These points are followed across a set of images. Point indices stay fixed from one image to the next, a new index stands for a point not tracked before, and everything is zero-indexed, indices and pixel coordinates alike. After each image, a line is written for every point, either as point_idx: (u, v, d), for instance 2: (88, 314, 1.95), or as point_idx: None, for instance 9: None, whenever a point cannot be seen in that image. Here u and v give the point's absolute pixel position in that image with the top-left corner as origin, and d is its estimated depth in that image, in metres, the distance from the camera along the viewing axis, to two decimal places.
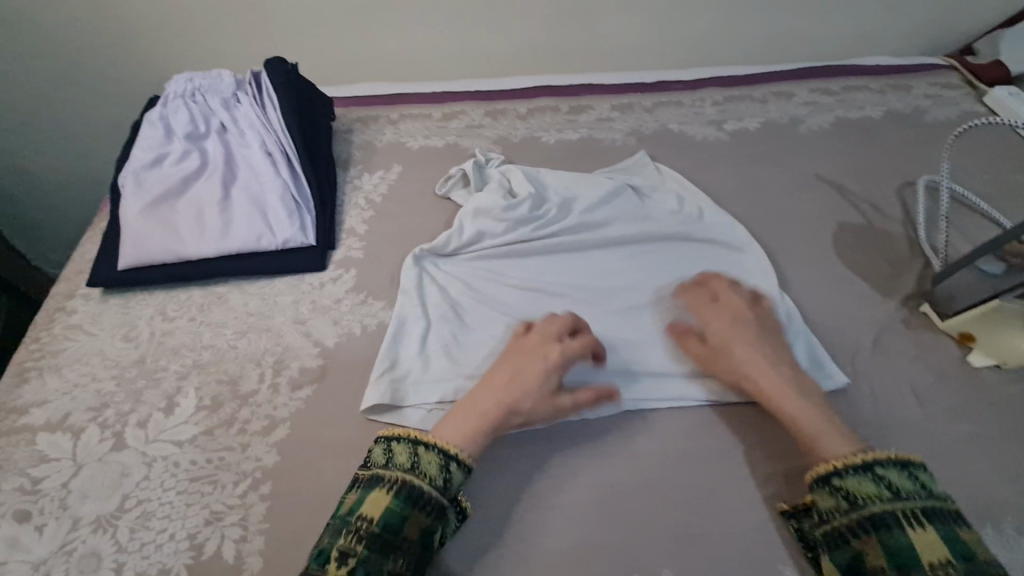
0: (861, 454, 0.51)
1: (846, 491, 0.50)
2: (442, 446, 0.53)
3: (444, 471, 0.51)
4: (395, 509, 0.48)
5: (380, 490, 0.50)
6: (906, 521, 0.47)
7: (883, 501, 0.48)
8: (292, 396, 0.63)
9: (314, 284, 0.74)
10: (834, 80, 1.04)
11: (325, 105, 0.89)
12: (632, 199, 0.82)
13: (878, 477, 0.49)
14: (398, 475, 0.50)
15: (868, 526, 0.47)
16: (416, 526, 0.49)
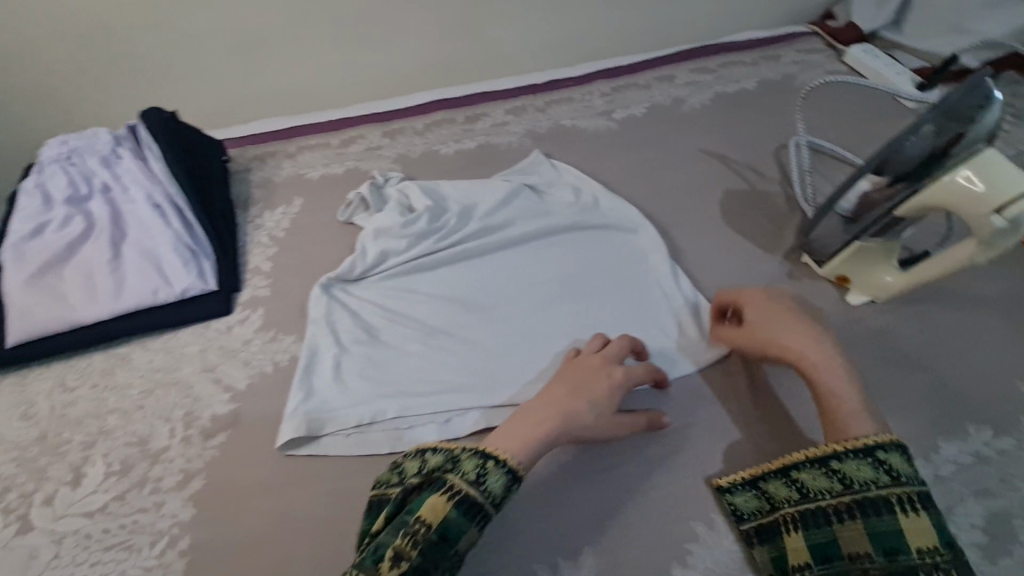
0: (867, 437, 0.52)
1: (843, 474, 0.52)
2: (510, 462, 0.51)
3: (506, 490, 0.50)
4: (455, 522, 0.48)
5: (448, 497, 0.49)
6: (900, 507, 0.48)
7: (878, 485, 0.50)
8: (205, 445, 0.63)
9: (221, 328, 0.73)
10: (711, 58, 1.11)
11: (214, 149, 0.88)
12: (530, 198, 0.85)
13: (878, 461, 0.50)
14: (468, 487, 0.49)
15: (860, 509, 0.50)
16: (466, 541, 0.48)
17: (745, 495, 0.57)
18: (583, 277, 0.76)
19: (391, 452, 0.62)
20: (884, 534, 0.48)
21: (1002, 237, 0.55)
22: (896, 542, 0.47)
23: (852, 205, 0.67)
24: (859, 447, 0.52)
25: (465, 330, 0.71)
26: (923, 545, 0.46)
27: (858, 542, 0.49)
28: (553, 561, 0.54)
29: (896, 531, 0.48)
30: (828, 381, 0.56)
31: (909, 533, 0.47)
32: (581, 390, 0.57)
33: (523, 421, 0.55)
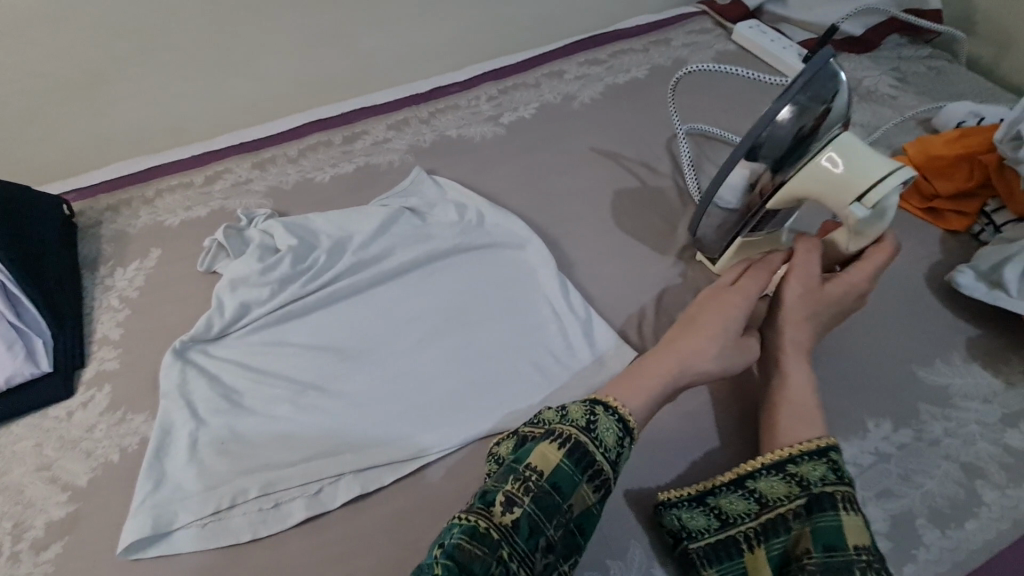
0: (822, 438, 0.51)
1: (799, 476, 0.50)
2: (620, 410, 0.50)
3: (619, 443, 0.48)
4: (575, 471, 0.45)
5: (562, 445, 0.45)
6: (843, 504, 0.47)
7: (827, 483, 0.48)
8: (36, 560, 0.54)
9: (61, 415, 0.64)
10: (600, 48, 1.06)
11: (49, 207, 0.78)
12: (411, 222, 0.78)
13: (831, 462, 0.49)
14: (582, 435, 0.47)
15: (810, 510, 0.48)
16: (579, 497, 0.45)
17: (694, 511, 0.52)
18: (469, 306, 0.70)
19: (255, 538, 0.55)
20: (825, 531, 0.46)
21: (868, 225, 0.55)
22: (838, 541, 0.46)
23: (735, 198, 0.60)
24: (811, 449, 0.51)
25: (339, 382, 0.64)
26: (861, 542, 0.45)
27: (803, 543, 0.47)
28: None
29: (837, 528, 0.46)
30: (794, 377, 0.56)
31: (849, 530, 0.46)
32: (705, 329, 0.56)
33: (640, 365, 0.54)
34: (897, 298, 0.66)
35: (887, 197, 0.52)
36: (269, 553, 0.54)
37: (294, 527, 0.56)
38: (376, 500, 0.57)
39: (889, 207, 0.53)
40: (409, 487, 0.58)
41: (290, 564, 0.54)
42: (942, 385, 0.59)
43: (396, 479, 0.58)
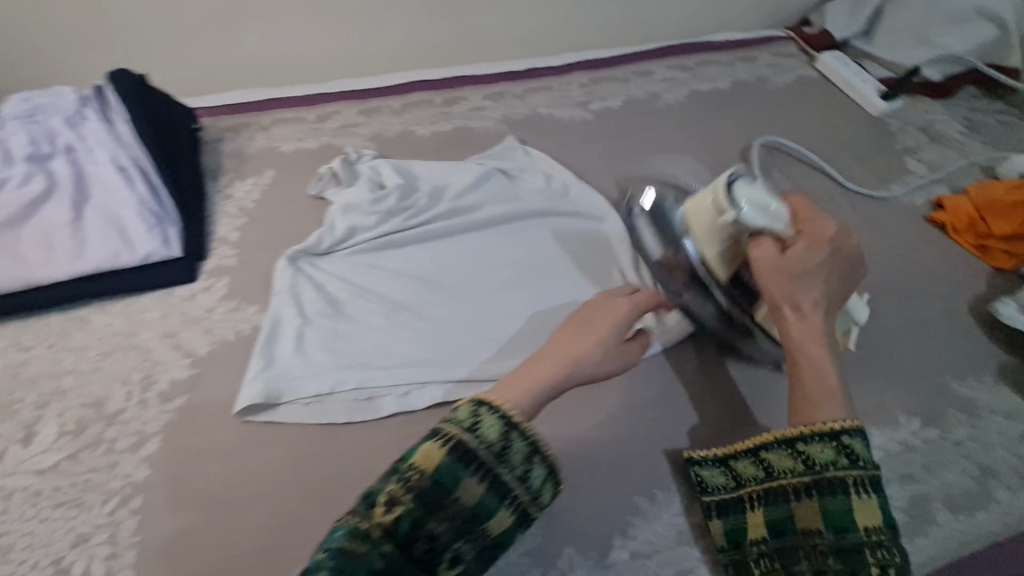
0: (840, 421, 0.53)
1: (808, 456, 0.53)
2: (503, 408, 0.49)
3: (502, 438, 0.48)
4: (451, 470, 0.46)
5: (450, 445, 0.46)
6: (854, 489, 0.51)
7: (837, 467, 0.52)
8: (162, 408, 0.63)
9: (184, 295, 0.73)
10: (689, 56, 1.13)
11: (185, 116, 0.87)
12: (501, 182, 0.86)
13: (842, 446, 0.52)
14: (466, 436, 0.47)
15: (821, 492, 0.52)
16: (467, 491, 0.46)
17: (715, 470, 0.58)
18: (547, 262, 0.78)
19: (348, 421, 0.63)
20: (835, 513, 0.51)
21: (753, 219, 0.61)
22: (845, 522, 0.51)
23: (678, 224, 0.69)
24: (825, 430, 0.53)
25: (429, 307, 0.72)
26: (870, 525, 0.50)
27: (810, 520, 0.52)
28: None
29: (848, 511, 0.51)
30: (806, 366, 0.57)
31: (859, 513, 0.51)
32: (595, 330, 0.57)
33: (534, 355, 0.56)
34: (939, 319, 0.72)
35: (739, 192, 0.61)
36: (358, 435, 0.62)
37: (381, 419, 0.63)
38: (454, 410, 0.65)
39: (754, 198, 0.61)
40: None
41: (377, 448, 0.62)
42: (971, 399, 0.65)
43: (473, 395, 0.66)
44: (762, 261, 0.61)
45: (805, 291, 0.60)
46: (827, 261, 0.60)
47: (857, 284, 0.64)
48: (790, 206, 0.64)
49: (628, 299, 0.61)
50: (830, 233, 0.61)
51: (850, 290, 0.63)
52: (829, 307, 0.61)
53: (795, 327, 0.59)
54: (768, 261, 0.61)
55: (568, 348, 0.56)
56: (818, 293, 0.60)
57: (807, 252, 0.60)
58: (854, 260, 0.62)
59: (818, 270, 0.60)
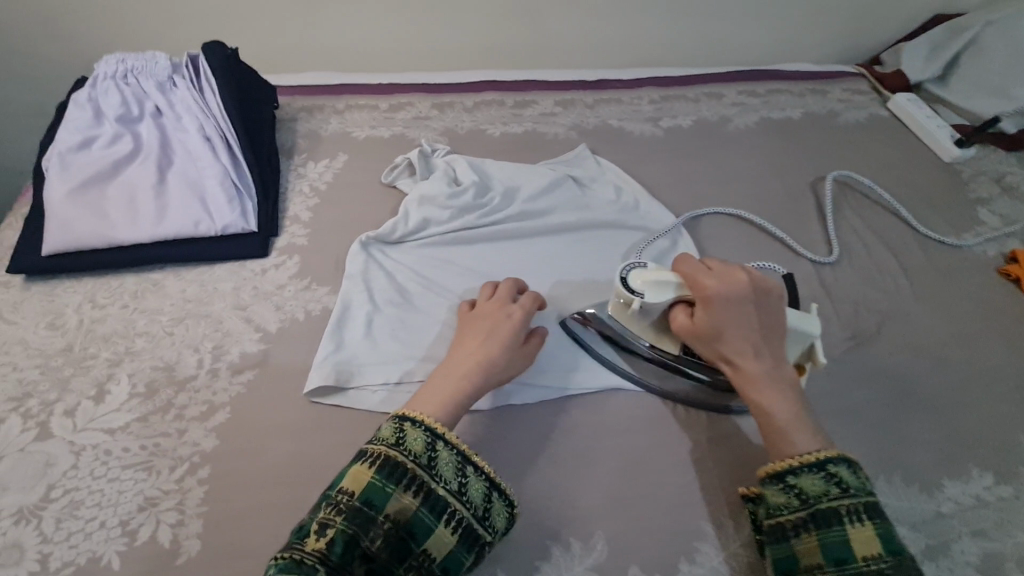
0: (815, 452, 0.51)
1: (798, 488, 0.50)
2: (427, 421, 0.53)
3: (429, 449, 0.51)
4: (385, 485, 0.49)
5: (375, 464, 0.49)
6: (848, 518, 0.48)
7: (828, 498, 0.49)
8: (232, 380, 0.63)
9: (256, 270, 0.73)
10: (760, 83, 1.12)
11: (268, 93, 0.87)
12: (572, 188, 0.85)
13: (828, 475, 0.50)
14: (393, 453, 0.50)
15: (813, 524, 0.49)
16: (398, 507, 0.48)
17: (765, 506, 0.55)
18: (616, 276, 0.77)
19: None
20: (833, 546, 0.48)
21: (657, 302, 0.60)
22: (844, 554, 0.47)
23: None
24: (809, 461, 0.51)
25: None
26: (869, 555, 0.46)
27: (809, 554, 0.48)
28: (567, 540, 0.55)
29: (843, 541, 0.47)
30: (762, 410, 0.55)
31: (855, 543, 0.47)
32: (497, 339, 0.60)
33: (422, 390, 0.56)
34: (1014, 374, 0.71)
35: (634, 281, 0.62)
36: None
37: None
38: (523, 414, 0.64)
39: (649, 280, 0.61)
40: (551, 411, 0.64)
41: None
42: None
43: (541, 401, 0.65)
44: (682, 330, 0.60)
45: (735, 345, 0.56)
46: (734, 312, 0.57)
47: (781, 310, 0.58)
48: (682, 271, 0.60)
49: (494, 343, 0.60)
50: (707, 287, 0.58)
51: (783, 321, 0.58)
52: (771, 343, 0.57)
53: (736, 381, 0.57)
54: (686, 331, 0.59)
55: (457, 365, 0.58)
56: (748, 338, 0.56)
57: (710, 313, 0.57)
58: (759, 293, 0.58)
59: (729, 321, 0.56)
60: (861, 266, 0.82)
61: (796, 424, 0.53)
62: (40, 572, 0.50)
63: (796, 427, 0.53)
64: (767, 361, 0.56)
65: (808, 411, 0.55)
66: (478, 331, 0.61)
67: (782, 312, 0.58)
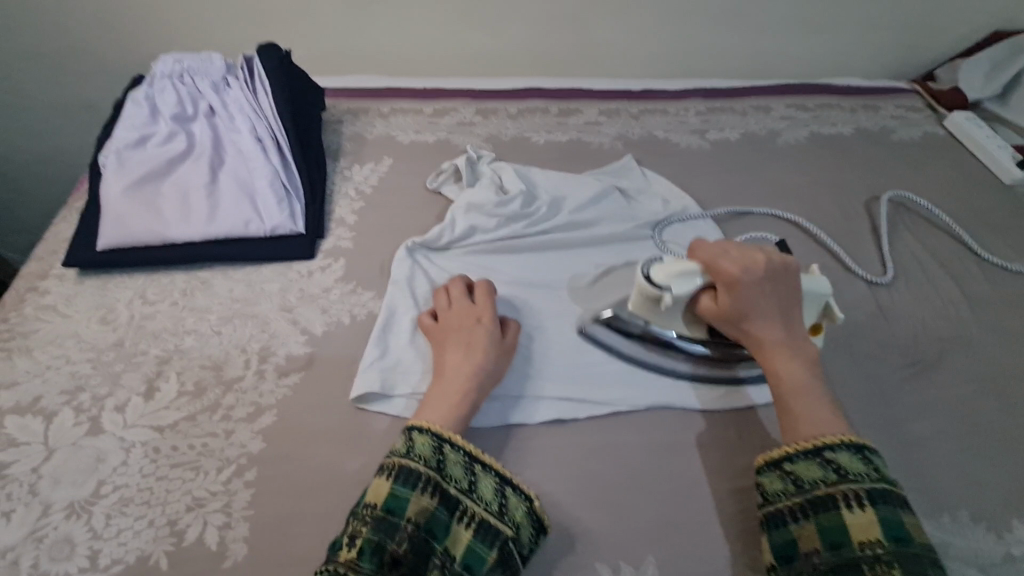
0: (818, 438, 0.52)
1: (795, 475, 0.51)
2: (433, 427, 0.53)
3: (438, 453, 0.51)
4: (403, 491, 0.49)
5: (391, 473, 0.50)
6: (844, 502, 0.49)
7: (826, 484, 0.50)
8: (278, 382, 0.63)
9: (303, 271, 0.73)
10: (810, 97, 1.09)
11: (317, 95, 0.88)
12: (618, 200, 0.84)
13: (827, 461, 0.51)
14: (405, 461, 0.50)
15: (808, 509, 0.50)
16: (418, 512, 0.48)
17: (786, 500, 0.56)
18: None
19: None
20: (829, 530, 0.48)
21: (682, 292, 0.59)
22: (840, 537, 0.48)
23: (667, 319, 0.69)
24: (809, 447, 0.52)
25: (542, 318, 0.71)
26: (866, 539, 0.47)
27: (805, 540, 0.49)
28: (617, 563, 0.54)
29: (841, 526, 0.48)
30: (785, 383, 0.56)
31: (853, 527, 0.48)
32: (474, 346, 0.60)
33: (425, 402, 0.56)
34: None
35: (657, 276, 0.60)
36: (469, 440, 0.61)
37: (493, 428, 0.62)
38: (569, 429, 0.62)
39: (672, 273, 0.60)
40: (598, 428, 0.63)
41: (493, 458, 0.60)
42: None
43: (588, 418, 0.63)
44: (705, 310, 0.60)
45: (755, 319, 0.58)
46: (754, 290, 0.57)
47: (795, 281, 0.59)
48: (698, 257, 0.60)
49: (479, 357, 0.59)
50: (731, 272, 0.57)
51: (800, 293, 0.59)
52: (789, 317, 0.58)
53: (754, 353, 0.58)
54: (709, 312, 0.60)
55: (448, 376, 0.58)
56: (763, 309, 0.57)
57: (733, 295, 0.57)
58: (774, 266, 0.59)
59: (745, 298, 0.57)
60: (919, 290, 0.78)
61: (816, 393, 0.55)
62: (90, 568, 0.50)
63: (810, 403, 0.54)
64: (786, 335, 0.58)
65: (822, 385, 0.56)
66: (456, 349, 0.60)
67: (795, 283, 0.59)
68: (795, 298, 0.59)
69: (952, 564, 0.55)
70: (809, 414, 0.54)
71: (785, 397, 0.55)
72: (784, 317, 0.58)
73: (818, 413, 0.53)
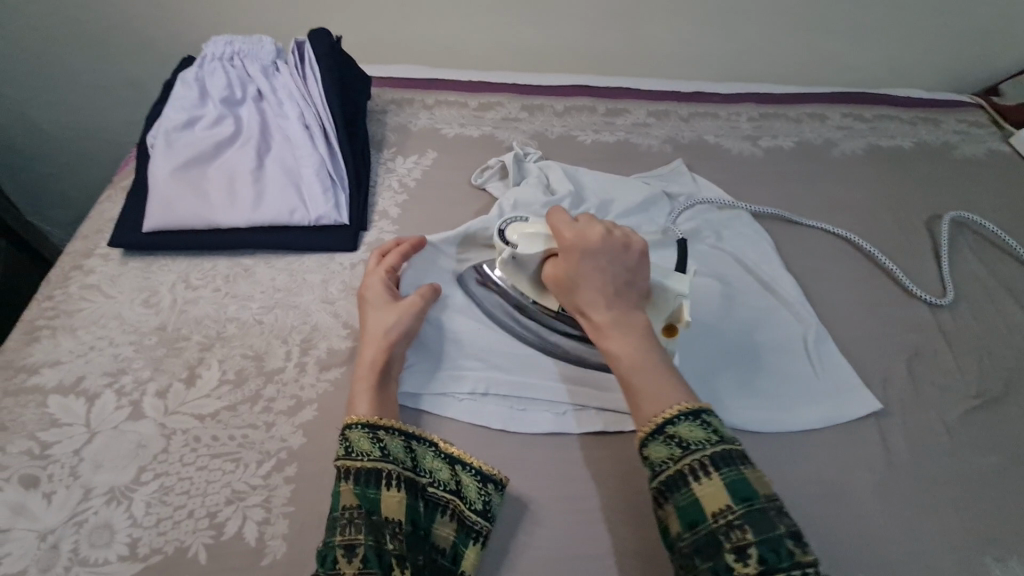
0: (659, 414, 0.49)
1: (649, 460, 0.49)
2: (365, 418, 0.53)
3: (376, 442, 0.51)
4: (366, 490, 0.48)
5: (347, 476, 0.49)
6: (692, 476, 0.46)
7: (673, 461, 0.47)
8: (319, 376, 0.61)
9: (345, 264, 0.72)
10: (868, 106, 1.05)
11: (366, 83, 0.86)
12: (667, 207, 0.81)
13: (670, 437, 0.48)
14: (350, 462, 0.50)
15: (665, 492, 0.47)
16: (387, 505, 0.49)
17: None
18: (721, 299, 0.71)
19: (502, 429, 0.60)
20: (684, 510, 0.46)
21: (529, 253, 0.59)
22: (695, 514, 0.45)
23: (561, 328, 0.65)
24: (659, 425, 0.49)
25: None
26: (717, 509, 0.44)
27: (670, 525, 0.47)
28: None
29: (692, 502, 0.45)
30: (625, 363, 0.53)
31: (704, 499, 0.45)
32: (375, 325, 0.60)
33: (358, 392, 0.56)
34: None
35: (511, 233, 0.60)
36: (511, 448, 0.59)
37: (535, 435, 0.60)
38: (613, 443, 0.60)
39: (524, 232, 0.60)
40: None
41: (534, 466, 0.58)
42: None
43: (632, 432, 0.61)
44: (549, 280, 0.59)
45: (589, 297, 0.55)
46: (588, 261, 0.56)
47: (641, 258, 0.57)
48: (551, 224, 0.59)
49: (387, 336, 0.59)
50: (567, 242, 0.56)
51: (644, 273, 0.57)
52: (626, 293, 0.56)
53: (590, 332, 0.56)
54: (552, 286, 0.59)
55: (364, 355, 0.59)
56: (603, 290, 0.55)
57: (570, 264, 0.56)
58: (616, 244, 0.56)
59: (582, 275, 0.55)
60: (984, 316, 0.74)
61: (663, 371, 0.52)
62: (129, 557, 0.49)
63: (645, 378, 0.51)
64: (624, 313, 0.55)
65: (663, 359, 0.53)
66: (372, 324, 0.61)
67: (641, 262, 0.57)
68: (642, 276, 0.56)
69: None
70: (648, 391, 0.51)
71: (625, 376, 0.52)
72: (628, 295, 0.56)
73: (658, 389, 0.50)
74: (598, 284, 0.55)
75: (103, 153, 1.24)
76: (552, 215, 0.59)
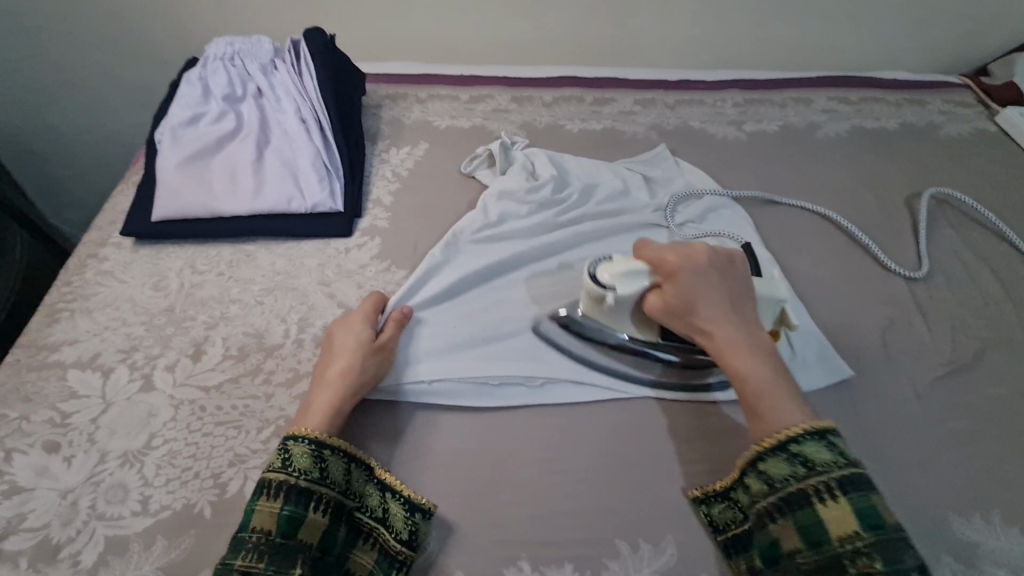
0: (789, 432, 0.50)
1: (767, 474, 0.51)
2: (315, 436, 0.54)
3: (316, 462, 0.53)
4: (292, 511, 0.50)
5: (274, 494, 0.50)
6: (817, 497, 0.48)
7: (796, 479, 0.49)
8: (316, 351, 0.66)
9: (340, 248, 0.76)
10: (854, 90, 1.07)
11: (359, 78, 0.90)
12: (649, 189, 0.84)
13: (793, 454, 0.50)
14: (285, 477, 0.51)
15: (784, 508, 0.49)
16: (309, 527, 0.50)
17: (721, 504, 0.55)
18: None
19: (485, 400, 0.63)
20: (808, 529, 0.48)
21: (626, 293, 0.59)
22: (819, 534, 0.47)
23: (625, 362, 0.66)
24: (780, 441, 0.50)
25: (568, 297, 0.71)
26: (845, 533, 0.46)
27: (786, 541, 0.49)
28: (637, 538, 0.55)
29: (818, 523, 0.47)
30: (754, 382, 0.54)
31: (830, 522, 0.47)
32: (346, 351, 0.60)
33: (302, 408, 0.58)
34: None
35: (602, 275, 0.60)
36: (495, 416, 0.63)
37: (516, 405, 0.63)
38: (593, 410, 0.63)
39: (617, 273, 0.60)
40: (622, 409, 0.63)
41: (517, 432, 0.61)
42: None
43: (612, 400, 0.64)
44: (653, 299, 0.60)
45: (704, 312, 0.56)
46: (697, 280, 0.57)
47: (742, 276, 0.60)
48: (644, 256, 0.60)
49: (353, 357, 0.60)
50: (670, 262, 0.58)
51: (748, 287, 0.59)
52: (738, 308, 0.57)
53: (712, 351, 0.56)
54: (656, 306, 0.59)
55: (330, 380, 0.59)
56: (717, 306, 0.57)
57: (676, 287, 0.57)
58: (720, 261, 0.59)
59: (692, 291, 0.57)
60: (960, 289, 0.76)
61: (789, 388, 0.53)
62: (141, 512, 0.53)
63: (777, 397, 0.53)
64: (741, 329, 0.56)
65: (787, 378, 0.54)
66: (342, 349, 0.61)
67: (744, 277, 0.60)
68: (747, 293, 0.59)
69: (983, 565, 0.54)
70: (784, 408, 0.52)
71: (754, 396, 0.53)
72: (739, 310, 0.57)
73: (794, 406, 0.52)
74: (711, 300, 0.57)
75: (117, 153, 1.30)
76: (647, 246, 0.61)
